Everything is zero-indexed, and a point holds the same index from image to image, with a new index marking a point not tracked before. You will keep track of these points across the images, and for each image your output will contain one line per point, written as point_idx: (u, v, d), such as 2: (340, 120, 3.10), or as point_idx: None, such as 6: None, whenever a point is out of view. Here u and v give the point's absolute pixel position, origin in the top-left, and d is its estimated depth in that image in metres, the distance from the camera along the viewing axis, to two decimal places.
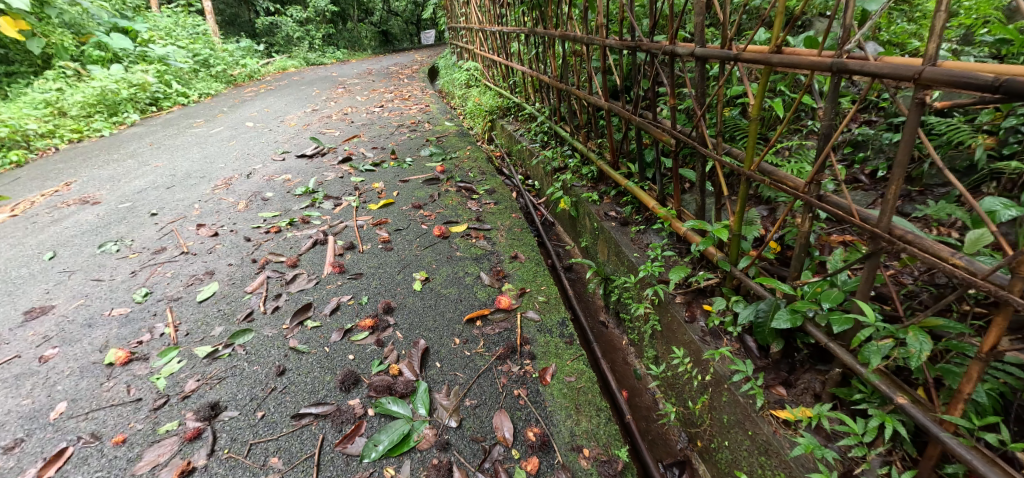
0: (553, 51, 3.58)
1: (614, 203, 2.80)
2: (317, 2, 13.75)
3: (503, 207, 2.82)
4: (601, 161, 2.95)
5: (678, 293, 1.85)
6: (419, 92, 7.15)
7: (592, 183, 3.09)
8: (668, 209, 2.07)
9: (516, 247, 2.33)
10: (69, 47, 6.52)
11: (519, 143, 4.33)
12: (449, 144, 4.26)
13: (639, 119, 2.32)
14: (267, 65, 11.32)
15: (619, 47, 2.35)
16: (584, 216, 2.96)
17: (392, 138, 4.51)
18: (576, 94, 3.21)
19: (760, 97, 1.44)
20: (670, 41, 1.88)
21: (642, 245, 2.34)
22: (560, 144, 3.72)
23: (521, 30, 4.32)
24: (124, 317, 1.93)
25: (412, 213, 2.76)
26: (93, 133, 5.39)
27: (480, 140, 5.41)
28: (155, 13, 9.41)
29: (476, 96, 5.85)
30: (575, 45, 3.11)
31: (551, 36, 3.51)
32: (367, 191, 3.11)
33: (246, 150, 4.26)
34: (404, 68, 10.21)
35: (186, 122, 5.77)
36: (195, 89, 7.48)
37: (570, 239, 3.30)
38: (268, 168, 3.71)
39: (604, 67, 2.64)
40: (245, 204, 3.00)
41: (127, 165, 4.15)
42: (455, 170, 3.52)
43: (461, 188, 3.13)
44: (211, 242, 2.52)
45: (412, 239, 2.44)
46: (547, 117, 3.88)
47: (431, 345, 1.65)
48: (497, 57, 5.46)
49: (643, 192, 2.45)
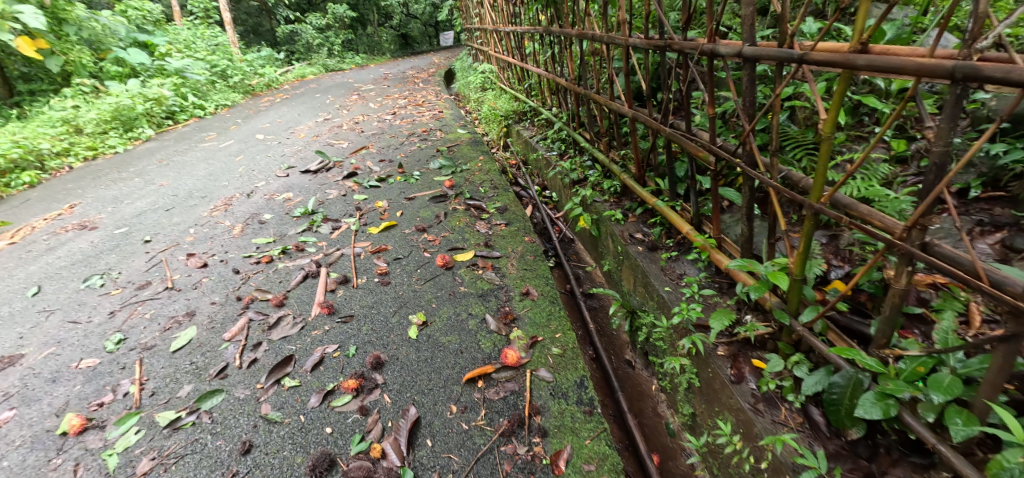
0: (571, 53, 3.29)
1: (640, 223, 2.50)
2: (335, 9, 13.76)
3: (516, 229, 2.56)
4: (625, 174, 2.65)
5: (720, 345, 1.61)
6: (434, 97, 6.93)
7: (614, 199, 2.80)
8: (707, 240, 1.84)
9: (528, 280, 2.06)
10: (88, 63, 6.56)
11: (535, 151, 4.06)
12: (461, 154, 4.01)
13: (669, 129, 2.01)
14: (286, 73, 11.32)
15: (643, 47, 2.05)
16: (606, 237, 2.68)
17: (402, 148, 4.30)
18: (596, 100, 2.92)
19: (835, 111, 1.12)
20: (708, 40, 1.57)
21: (674, 276, 2.05)
22: (578, 154, 3.43)
23: (535, 30, 4.04)
24: (91, 369, 1.74)
25: (415, 237, 2.53)
26: (108, 149, 5.35)
27: (496, 147, 5.16)
28: (176, 26, 9.49)
29: (491, 100, 5.58)
30: (594, 45, 2.82)
31: (567, 35, 3.22)
32: (369, 211, 2.89)
33: (252, 166, 4.10)
34: (420, 72, 10.02)
35: (199, 136, 5.68)
36: (212, 101, 7.44)
37: (591, 260, 3.02)
38: (271, 185, 3.54)
39: (626, 69, 2.33)
40: (240, 228, 2.81)
41: (133, 184, 4.04)
42: (465, 184, 3.27)
43: (470, 207, 2.88)
44: (198, 274, 2.32)
45: (413, 270, 2.20)
46: (565, 123, 3.59)
47: (422, 414, 1.40)
48: (512, 58, 5.19)
49: (674, 214, 2.17)
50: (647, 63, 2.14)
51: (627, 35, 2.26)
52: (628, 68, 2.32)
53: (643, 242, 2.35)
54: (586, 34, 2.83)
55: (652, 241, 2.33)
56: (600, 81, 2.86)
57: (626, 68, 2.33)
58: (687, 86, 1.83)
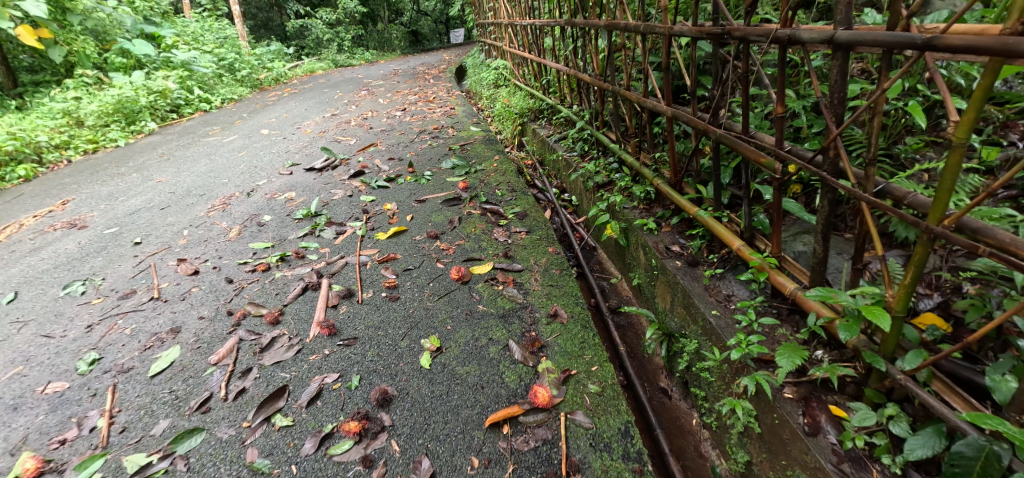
0: (596, 46, 3.04)
1: (676, 234, 2.27)
2: (346, 4, 13.58)
3: (538, 238, 2.33)
4: (658, 179, 2.41)
5: (788, 386, 1.41)
6: (444, 93, 6.69)
7: (645, 206, 2.56)
8: (769, 260, 1.61)
9: (555, 299, 1.82)
10: (91, 54, 6.39)
11: (555, 151, 3.82)
12: (475, 153, 3.78)
13: (719, 130, 1.77)
14: (295, 68, 11.12)
15: (689, 37, 1.80)
16: (637, 247, 2.44)
17: (413, 146, 4.07)
18: (626, 97, 2.67)
19: (976, 113, 0.92)
20: (780, 25, 1.32)
21: (721, 298, 1.82)
22: (602, 155, 3.19)
23: (556, 22, 3.80)
24: (57, 396, 1.52)
25: (427, 245, 2.30)
26: (109, 143, 5.15)
27: (509, 146, 4.92)
28: (184, 19, 9.33)
29: (505, 98, 5.34)
30: (625, 36, 2.57)
31: (593, 26, 2.98)
32: (377, 214, 2.67)
33: (255, 162, 3.88)
34: (431, 68, 9.78)
35: (203, 131, 5.48)
36: (218, 95, 7.26)
37: (618, 271, 2.79)
38: (273, 184, 3.32)
39: (665, 60, 2.09)
40: (237, 231, 2.59)
41: (131, 179, 3.84)
42: (481, 186, 3.03)
43: (487, 211, 2.65)
44: (188, 283, 2.10)
45: (424, 283, 1.97)
46: (588, 122, 3.35)
47: (438, 468, 1.18)
48: (528, 53, 4.94)
49: (721, 226, 1.93)
50: (693, 55, 1.89)
51: (668, 22, 2.02)
52: (667, 60, 2.07)
53: (681, 257, 2.12)
54: (615, 24, 2.58)
55: (692, 256, 2.09)
56: (630, 76, 2.62)
57: (665, 60, 2.08)
58: (745, 81, 1.58)
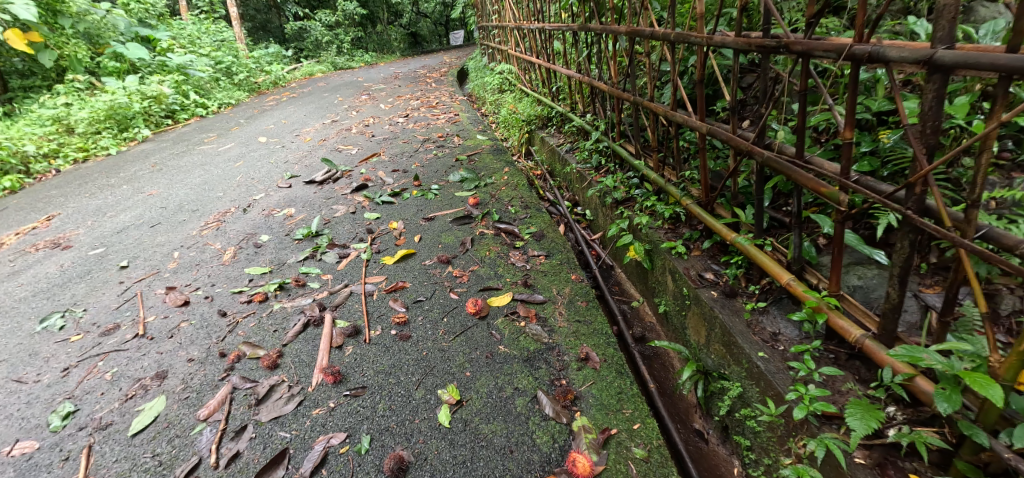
0: (615, 53, 2.88)
1: (708, 260, 2.10)
2: (345, 6, 13.42)
3: (558, 262, 2.16)
4: (687, 199, 2.24)
5: (858, 450, 1.24)
6: (447, 98, 6.51)
7: (670, 226, 2.39)
8: (829, 299, 1.43)
9: (583, 338, 1.65)
10: (83, 58, 6.21)
11: (567, 162, 3.65)
12: (483, 163, 3.61)
13: (766, 152, 1.60)
14: (293, 71, 10.94)
15: (731, 48, 1.64)
16: (664, 272, 2.27)
17: (418, 156, 3.89)
18: (649, 108, 2.51)
19: None
20: (854, 40, 1.15)
21: (767, 337, 1.64)
22: (620, 169, 3.03)
23: (568, 27, 3.63)
24: (26, 459, 1.35)
25: (438, 271, 2.12)
26: (100, 151, 4.96)
27: (516, 154, 4.75)
28: (180, 21, 9.14)
29: (511, 104, 5.17)
30: (649, 44, 2.40)
31: (611, 32, 2.81)
32: (383, 234, 2.49)
33: (252, 174, 3.70)
34: (432, 72, 9.60)
35: (199, 138, 5.29)
36: (215, 100, 7.07)
37: (640, 294, 2.61)
38: (271, 198, 3.14)
39: (699, 72, 1.93)
40: (232, 253, 2.41)
41: (121, 191, 3.66)
42: (492, 202, 2.86)
43: (500, 231, 2.47)
44: (177, 316, 1.93)
45: (438, 318, 1.79)
46: (604, 133, 3.18)
47: None
48: (535, 59, 4.77)
49: (765, 255, 1.76)
50: (734, 68, 1.72)
51: (703, 31, 1.85)
52: (701, 72, 1.91)
53: (717, 287, 1.95)
54: (639, 31, 2.42)
55: (729, 285, 1.92)
56: (654, 87, 2.45)
57: (699, 72, 1.92)
58: (801, 99, 1.41)
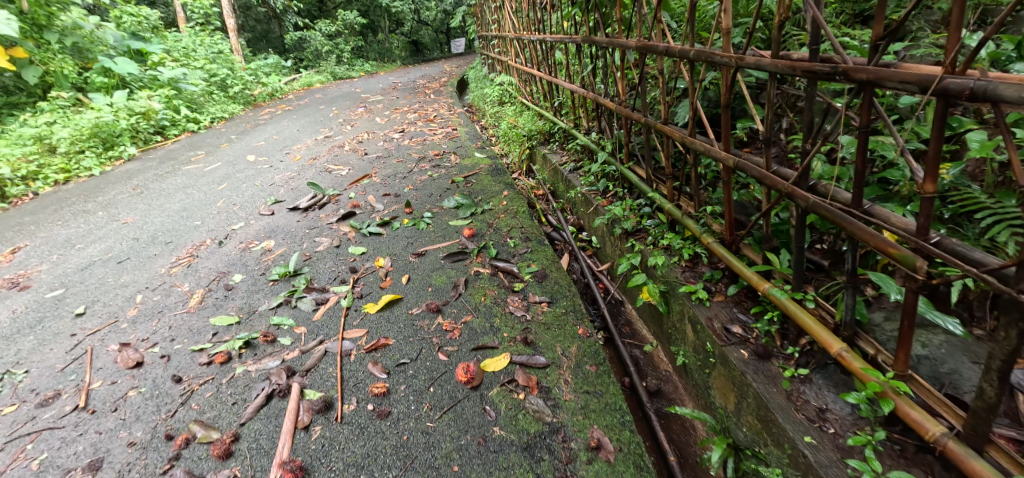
0: (622, 68, 2.63)
1: (735, 310, 1.86)
2: (345, 15, 13.27)
3: (563, 311, 1.91)
4: (707, 236, 1.99)
5: None
6: (445, 110, 6.28)
7: (687, 265, 2.14)
8: (897, 383, 1.20)
9: (592, 416, 1.42)
10: (70, 74, 6.02)
11: (571, 184, 3.40)
12: (481, 186, 3.37)
13: (812, 197, 1.37)
14: (291, 82, 10.76)
15: (767, 71, 1.39)
16: (682, 319, 2.03)
17: (412, 177, 3.66)
18: (663, 132, 2.27)
19: None
20: (945, 71, 0.95)
21: (813, 415, 1.42)
22: (629, 194, 2.78)
23: (571, 39, 3.40)
24: None
25: (426, 322, 1.87)
26: (82, 172, 4.75)
27: (517, 172, 4.51)
28: (175, 34, 8.98)
29: (511, 118, 4.93)
30: (663, 61, 2.16)
31: (619, 47, 2.57)
32: (367, 274, 2.25)
33: (234, 199, 3.47)
34: (431, 81, 9.37)
35: (186, 156, 5.07)
36: (207, 114, 6.87)
37: (653, 337, 2.36)
38: (250, 228, 2.91)
39: (725, 95, 1.68)
40: (199, 297, 2.17)
41: (95, 219, 3.43)
42: (489, 233, 2.61)
43: (498, 270, 2.22)
44: (126, 382, 1.68)
45: (422, 388, 1.54)
46: (611, 154, 2.94)
47: None
48: (536, 70, 4.53)
49: (807, 314, 1.52)
50: (770, 93, 1.48)
51: (730, 49, 1.61)
52: (727, 96, 1.67)
53: (746, 345, 1.71)
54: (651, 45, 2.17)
55: (761, 345, 1.69)
56: (668, 108, 2.21)
57: (725, 96, 1.67)
58: (859, 139, 1.18)
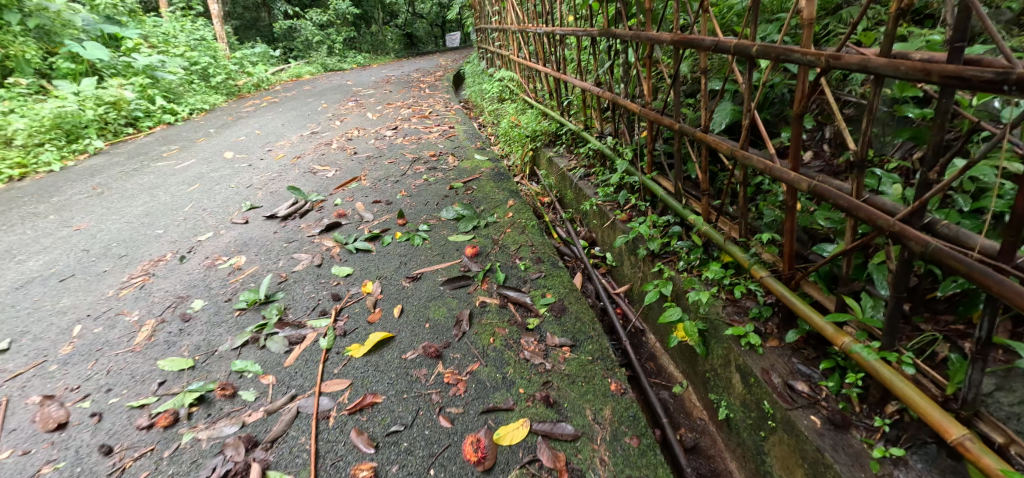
0: (650, 65, 2.30)
1: (797, 361, 1.55)
2: (337, 5, 12.80)
3: (588, 358, 1.58)
4: (760, 269, 1.67)
5: None
6: (441, 106, 5.93)
7: (729, 299, 1.83)
8: None
9: None
10: (32, 59, 5.55)
11: (583, 193, 3.07)
12: (483, 192, 3.03)
13: (932, 240, 1.07)
14: (279, 73, 10.29)
15: (878, 74, 1.06)
16: (727, 366, 1.71)
17: (405, 182, 3.30)
18: (702, 140, 1.93)
19: None
20: None
21: None
22: (652, 209, 2.46)
23: (585, 31, 3.07)
24: None
25: (424, 371, 1.54)
26: (40, 167, 4.32)
27: (519, 175, 4.18)
28: (155, 19, 8.49)
29: (513, 118, 4.59)
30: (707, 59, 1.82)
31: (647, 40, 2.24)
32: (352, 303, 1.91)
33: (205, 203, 3.10)
34: (426, 75, 8.99)
35: (157, 151, 4.66)
36: (185, 105, 6.43)
37: (683, 377, 2.05)
38: (219, 240, 2.55)
39: (798, 103, 1.36)
40: (148, 332, 1.83)
41: (44, 223, 3.04)
42: (495, 251, 2.27)
43: (508, 300, 1.89)
44: (41, 452, 1.33)
45: (420, 470, 1.22)
46: (630, 162, 2.63)
47: None
48: (542, 66, 4.19)
49: (907, 384, 1.22)
50: (871, 102, 1.15)
51: (811, 45, 1.28)
52: (802, 103, 1.34)
53: (817, 410, 1.41)
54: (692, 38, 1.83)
55: (836, 410, 1.39)
56: (710, 115, 1.88)
57: (799, 103, 1.34)
58: None
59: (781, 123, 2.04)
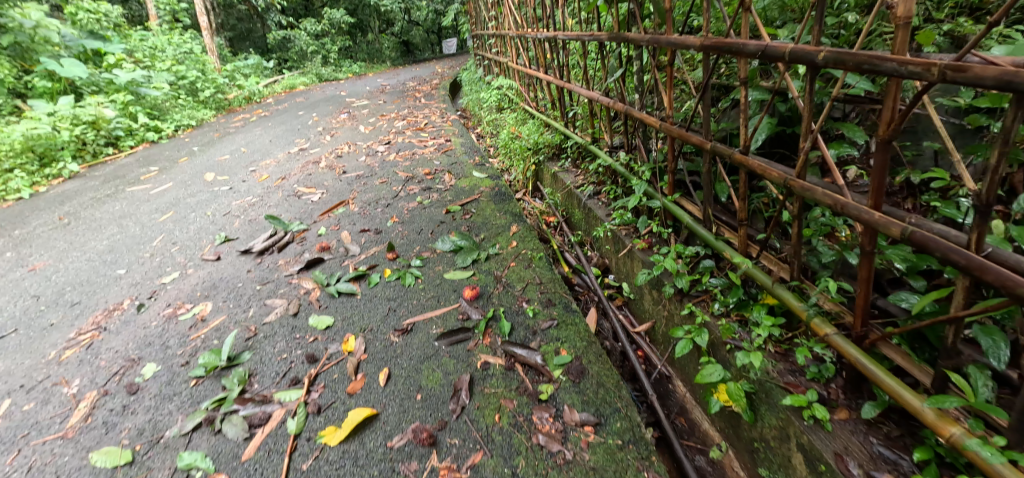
0: (671, 73, 2.00)
1: (879, 442, 1.25)
2: (332, 14, 12.57)
3: (614, 444, 1.29)
4: (823, 324, 1.37)
5: None
6: (438, 117, 5.64)
7: (777, 353, 1.54)
8: None
9: None
10: (6, 78, 5.30)
11: (594, 215, 2.78)
12: (483, 216, 2.74)
13: None
14: (273, 85, 10.05)
15: None
16: (784, 441, 1.41)
17: (397, 205, 3.01)
18: (738, 161, 1.63)
19: None
20: None
21: None
22: (676, 237, 2.17)
23: (591, 35, 2.77)
24: None
25: (414, 466, 1.25)
26: (9, 195, 4.05)
27: (521, 191, 3.89)
28: (142, 32, 8.26)
29: (513, 129, 4.30)
30: (747, 67, 1.53)
31: (667, 45, 1.95)
32: (332, 367, 1.61)
33: (176, 235, 2.81)
34: (422, 84, 8.71)
35: (135, 174, 4.37)
36: (170, 121, 6.17)
37: (721, 438, 1.75)
38: (185, 282, 2.25)
39: (881, 126, 1.08)
40: (85, 410, 1.55)
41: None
42: (498, 292, 1.97)
43: (515, 360, 1.59)
44: None
45: None
46: (648, 182, 2.33)
47: None
48: (543, 74, 3.90)
49: None
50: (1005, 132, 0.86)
51: (906, 51, 1.00)
52: (889, 127, 1.06)
53: None
54: (728, 42, 1.55)
55: None
56: (749, 135, 1.59)
57: (885, 127, 1.06)
58: None
59: (826, 141, 1.76)
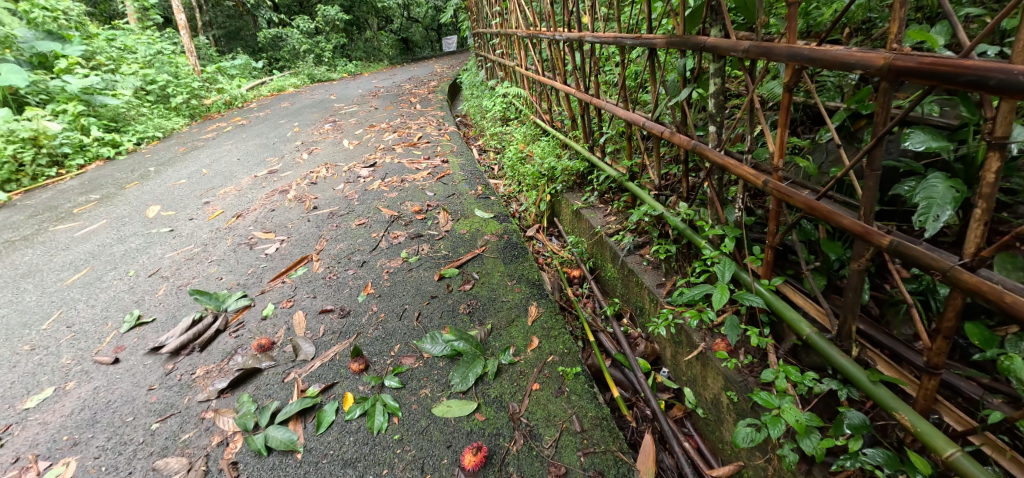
0: (787, 103, 1.25)
1: None
2: (326, 11, 11.80)
3: None
4: None
5: None
6: (434, 128, 4.91)
7: None
8: None
9: None
10: None
11: (637, 282, 2.06)
12: (487, 285, 2.02)
13: None
14: (260, 87, 9.32)
15: None
16: None
17: (374, 263, 2.29)
18: (958, 281, 0.90)
19: None
20: None
21: None
22: (778, 347, 1.46)
23: (632, 36, 2.03)
24: None
25: None
26: None
27: (533, 226, 3.17)
28: (114, 31, 7.55)
29: (521, 147, 3.57)
30: (1007, 117, 0.81)
31: (781, 57, 1.20)
32: None
33: (76, 311, 2.11)
34: (419, 86, 7.96)
35: (70, 204, 3.65)
36: (130, 133, 5.45)
37: None
38: (55, 410, 1.56)
39: None
40: None
41: None
42: (515, 453, 1.27)
43: None
44: None
45: None
46: (731, 255, 1.60)
47: None
48: (560, 82, 3.16)
49: None
50: None
51: None
52: None
53: None
54: (971, 63, 0.81)
55: None
56: (988, 237, 0.86)
57: None
58: None
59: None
